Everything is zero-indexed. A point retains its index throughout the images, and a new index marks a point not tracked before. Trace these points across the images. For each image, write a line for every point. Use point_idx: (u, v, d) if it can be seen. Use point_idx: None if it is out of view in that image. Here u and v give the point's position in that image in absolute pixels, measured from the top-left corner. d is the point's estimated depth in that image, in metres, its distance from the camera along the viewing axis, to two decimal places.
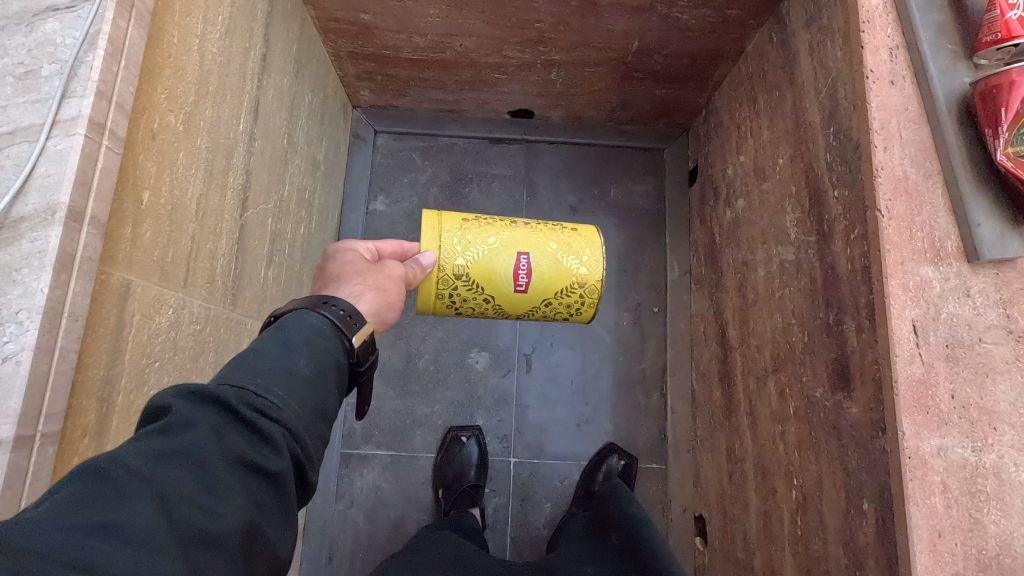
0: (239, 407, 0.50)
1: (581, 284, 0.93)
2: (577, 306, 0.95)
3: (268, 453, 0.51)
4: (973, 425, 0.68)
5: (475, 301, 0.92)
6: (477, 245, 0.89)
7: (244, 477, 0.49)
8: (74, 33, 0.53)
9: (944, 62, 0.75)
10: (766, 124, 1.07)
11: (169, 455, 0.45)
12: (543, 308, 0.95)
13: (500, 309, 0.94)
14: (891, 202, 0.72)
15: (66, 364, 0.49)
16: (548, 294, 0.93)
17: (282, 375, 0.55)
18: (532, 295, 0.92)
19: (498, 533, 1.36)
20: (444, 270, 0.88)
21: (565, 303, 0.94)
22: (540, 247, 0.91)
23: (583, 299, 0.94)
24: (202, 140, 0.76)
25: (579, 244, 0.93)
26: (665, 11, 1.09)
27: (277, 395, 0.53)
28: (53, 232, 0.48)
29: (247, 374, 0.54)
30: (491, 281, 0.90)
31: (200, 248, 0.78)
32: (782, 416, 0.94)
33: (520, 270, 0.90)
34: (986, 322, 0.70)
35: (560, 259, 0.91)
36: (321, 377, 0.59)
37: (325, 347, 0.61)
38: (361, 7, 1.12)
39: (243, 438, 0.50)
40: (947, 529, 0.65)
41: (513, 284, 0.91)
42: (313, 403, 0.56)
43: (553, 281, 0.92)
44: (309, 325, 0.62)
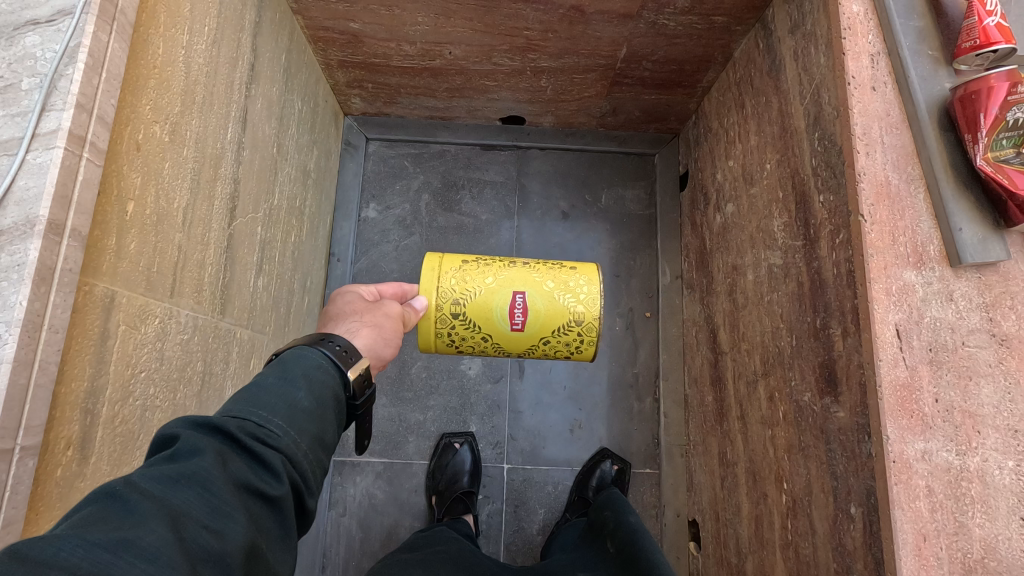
0: (241, 434, 0.52)
1: (580, 321, 0.91)
2: (577, 345, 0.93)
3: (269, 479, 0.51)
4: (957, 428, 0.68)
5: (475, 340, 0.92)
6: (475, 284, 0.90)
7: (247, 500, 0.49)
8: (54, 46, 0.54)
9: (924, 68, 0.75)
10: (753, 129, 1.07)
11: (178, 479, 0.45)
12: (543, 346, 0.93)
13: (499, 348, 0.94)
14: (874, 207, 0.72)
15: (46, 376, 0.49)
16: (546, 333, 0.92)
17: (281, 406, 0.57)
18: (530, 334, 0.92)
19: (492, 540, 1.36)
20: (441, 310, 0.89)
21: (564, 341, 0.92)
22: (536, 286, 0.91)
23: (582, 336, 0.92)
24: (188, 151, 0.76)
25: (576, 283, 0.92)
26: (653, 18, 1.10)
27: (278, 424, 0.55)
28: (32, 245, 0.48)
29: (247, 407, 0.55)
30: (489, 319, 0.90)
31: (187, 258, 0.78)
32: (772, 420, 0.95)
33: (516, 307, 0.90)
34: (969, 325, 0.71)
35: (556, 298, 0.91)
36: (319, 408, 0.60)
37: (322, 380, 0.63)
38: (350, 16, 1.13)
39: (246, 464, 0.51)
40: (932, 532, 0.65)
41: (510, 321, 0.91)
42: (311, 432, 0.57)
43: (549, 319, 0.91)
44: (307, 358, 0.64)
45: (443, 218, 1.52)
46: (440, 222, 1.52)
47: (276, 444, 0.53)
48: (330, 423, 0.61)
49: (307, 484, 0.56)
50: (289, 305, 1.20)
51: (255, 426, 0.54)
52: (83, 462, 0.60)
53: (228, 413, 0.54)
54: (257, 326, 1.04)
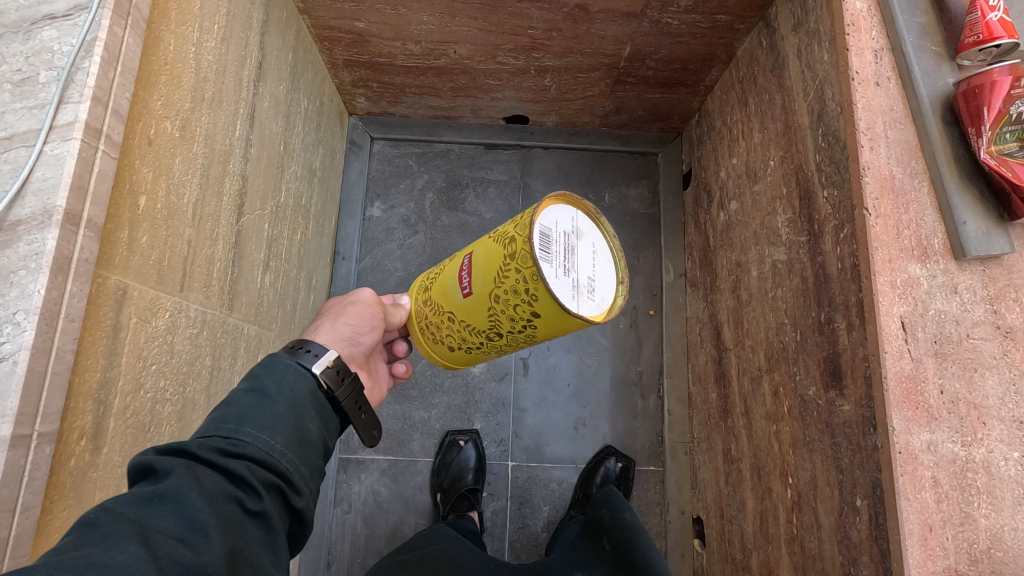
0: (212, 449, 0.53)
1: (513, 256, 0.67)
2: (526, 291, 0.67)
3: (246, 487, 0.52)
4: (962, 420, 0.69)
5: (449, 328, 0.83)
6: (443, 269, 0.84)
7: (226, 510, 0.50)
8: (71, 40, 0.54)
9: (927, 64, 0.76)
10: (757, 126, 1.08)
11: (151, 498, 0.46)
12: (497, 308, 0.72)
13: (470, 327, 0.79)
14: (878, 201, 0.73)
15: (62, 364, 0.50)
16: (490, 287, 0.72)
17: (252, 415, 0.57)
18: (476, 294, 0.75)
19: (497, 537, 1.36)
20: (418, 305, 0.88)
21: (512, 292, 0.69)
22: (480, 241, 0.76)
23: (523, 275, 0.66)
24: (197, 147, 0.77)
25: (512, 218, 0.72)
26: (656, 17, 1.10)
27: (248, 433, 0.56)
28: (50, 234, 0.49)
29: (215, 422, 0.56)
30: (445, 295, 0.81)
31: (197, 253, 0.79)
32: (777, 416, 0.95)
33: (462, 271, 0.77)
34: (973, 318, 0.71)
35: (490, 240, 0.73)
36: (294, 407, 0.61)
37: (295, 383, 0.62)
38: (356, 16, 1.14)
39: (219, 476, 0.52)
40: (938, 523, 0.66)
41: (460, 287, 0.78)
42: (286, 432, 0.58)
43: (487, 266, 0.72)
44: (277, 363, 0.64)
45: (447, 217, 1.53)
46: (444, 221, 1.53)
47: (247, 451, 0.54)
48: (309, 420, 0.61)
49: (290, 484, 0.57)
50: (294, 303, 1.20)
51: (223, 440, 0.54)
52: (96, 452, 0.61)
53: (196, 434, 0.55)
54: (264, 323, 1.04)
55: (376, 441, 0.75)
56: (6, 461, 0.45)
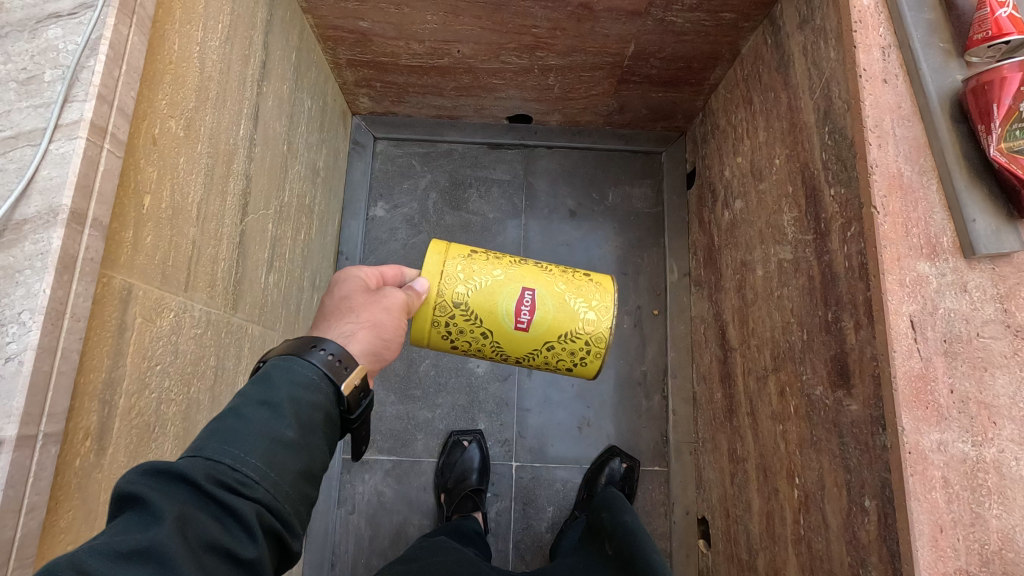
0: (214, 487, 0.48)
1: (588, 331, 0.89)
2: (581, 357, 0.91)
3: (242, 535, 0.48)
4: (973, 419, 0.68)
5: (474, 335, 0.88)
6: (484, 280, 0.86)
7: (214, 564, 0.46)
8: (76, 39, 0.54)
9: (936, 61, 0.75)
10: (762, 124, 1.07)
11: (131, 553, 0.42)
12: (544, 351, 0.90)
13: (497, 347, 0.90)
14: (886, 198, 0.72)
15: (68, 364, 0.50)
16: (549, 338, 0.89)
17: (262, 443, 0.53)
18: (532, 332, 0.88)
19: (501, 537, 1.36)
20: (444, 296, 0.86)
21: (568, 349, 0.90)
22: (547, 284, 0.89)
23: (588, 347, 0.90)
24: (202, 146, 0.77)
25: (589, 288, 0.91)
26: (661, 15, 1.10)
27: (255, 467, 0.51)
28: (55, 233, 0.49)
29: (221, 446, 0.51)
30: (492, 314, 0.87)
31: (201, 252, 0.79)
32: (783, 416, 0.94)
33: (522, 303, 0.87)
34: (983, 316, 0.71)
35: (567, 301, 0.89)
36: (305, 437, 0.56)
37: (308, 404, 0.58)
38: (360, 15, 1.14)
39: (216, 522, 0.47)
40: (949, 523, 0.65)
41: (513, 318, 0.87)
42: (294, 468, 0.54)
43: (556, 322, 0.88)
44: (293, 378, 0.59)
45: (450, 217, 1.52)
46: (447, 221, 1.52)
47: (251, 491, 0.50)
48: (318, 451, 0.57)
49: (289, 526, 0.53)
50: (298, 303, 1.20)
51: (228, 473, 0.50)
52: (101, 453, 0.61)
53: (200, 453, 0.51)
54: (268, 323, 1.04)
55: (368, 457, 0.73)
56: (11, 461, 0.45)
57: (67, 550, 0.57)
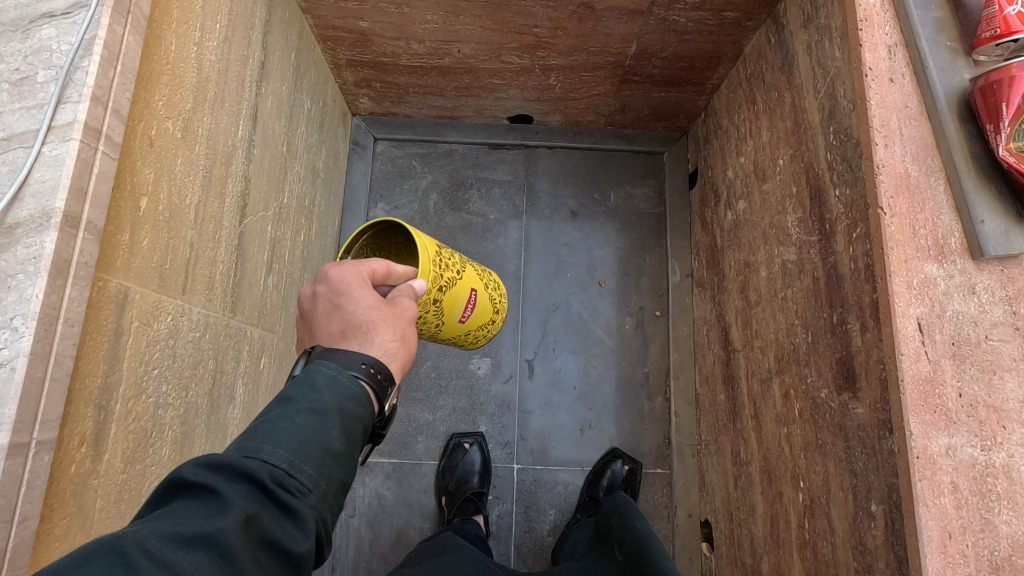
0: (270, 486, 0.46)
1: (496, 316, 1.13)
2: (485, 334, 1.12)
3: (296, 538, 0.47)
4: (982, 423, 0.67)
5: (431, 327, 0.90)
6: (451, 281, 0.89)
7: (267, 562, 0.44)
8: (70, 39, 0.53)
9: (943, 60, 0.74)
10: (765, 124, 1.06)
11: (193, 541, 0.41)
12: (464, 336, 1.04)
13: (437, 334, 0.96)
14: (893, 199, 0.71)
15: (62, 370, 0.49)
16: (474, 326, 1.04)
17: (315, 449, 0.51)
18: (466, 325, 1.00)
19: (503, 541, 1.35)
20: (430, 296, 0.83)
21: (479, 334, 1.09)
22: (480, 285, 1.02)
23: (487, 331, 1.12)
24: (200, 147, 0.76)
25: (493, 287, 1.12)
26: (663, 14, 1.09)
27: (309, 473, 0.50)
28: (49, 237, 0.48)
29: (275, 447, 0.49)
30: (453, 311, 0.92)
31: (199, 255, 0.78)
32: (787, 419, 0.94)
33: (468, 304, 0.97)
34: (992, 319, 0.70)
35: (487, 297, 1.06)
36: (350, 450, 0.55)
37: (356, 415, 0.56)
38: (359, 15, 1.13)
39: (273, 521, 0.46)
40: (958, 529, 0.64)
41: (460, 313, 0.96)
42: (339, 481, 0.53)
43: (481, 315, 1.04)
44: (344, 385, 0.57)
45: (450, 218, 1.52)
46: (448, 222, 1.51)
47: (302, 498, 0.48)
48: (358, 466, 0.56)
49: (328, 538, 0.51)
50: None
51: (284, 475, 0.48)
52: (97, 459, 0.60)
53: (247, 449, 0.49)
54: (268, 325, 1.03)
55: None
56: (3, 469, 0.44)
57: (63, 558, 0.56)
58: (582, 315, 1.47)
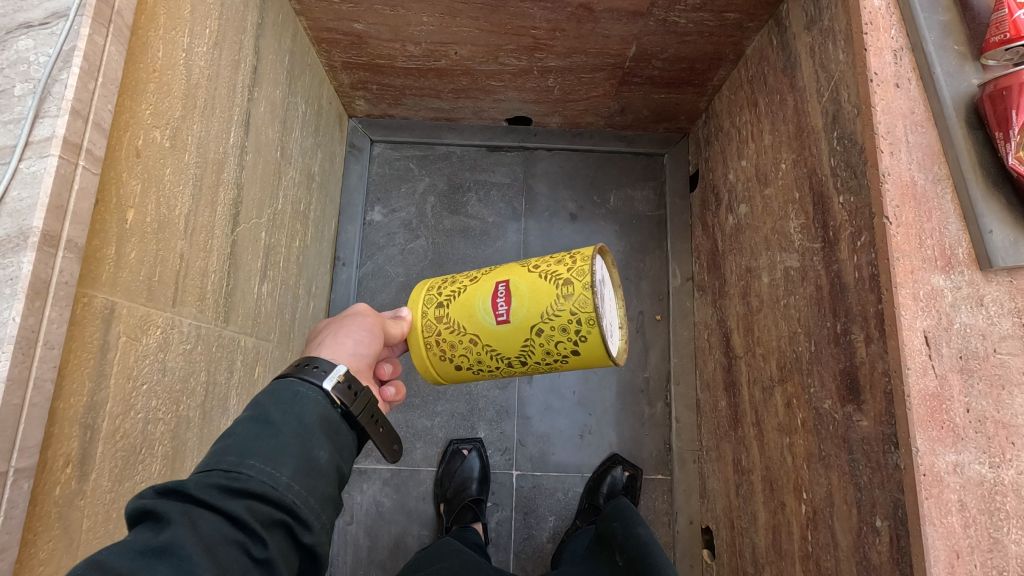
0: (211, 487, 0.49)
1: (569, 297, 0.72)
2: (578, 332, 0.73)
3: (249, 529, 0.49)
4: (990, 440, 0.65)
5: (465, 346, 0.79)
6: (460, 292, 0.79)
7: (225, 557, 0.47)
8: (48, 50, 0.52)
9: (951, 64, 0.72)
10: (767, 127, 1.04)
11: (144, 552, 0.44)
12: (541, 343, 0.75)
13: (493, 352, 0.78)
14: (898, 208, 0.69)
15: (41, 395, 0.47)
16: (536, 318, 0.74)
17: (255, 446, 0.53)
18: (517, 321, 0.75)
19: (501, 548, 1.34)
20: (425, 318, 0.81)
21: (561, 330, 0.73)
22: (520, 271, 0.76)
23: (578, 319, 0.72)
24: (189, 156, 0.74)
25: (565, 261, 0.74)
26: (663, 15, 1.07)
27: (252, 465, 0.51)
28: (26, 257, 0.46)
29: (218, 454, 0.52)
30: (471, 316, 0.77)
31: (190, 266, 0.76)
32: (790, 428, 0.92)
33: (497, 296, 0.76)
34: (1000, 332, 0.68)
35: (541, 277, 0.74)
36: (300, 436, 0.55)
37: (300, 408, 0.57)
38: (353, 17, 1.11)
39: (219, 518, 0.48)
40: (965, 549, 0.63)
41: (495, 313, 0.76)
42: (292, 465, 0.53)
43: (535, 301, 0.74)
44: (285, 389, 0.59)
45: (448, 221, 1.50)
46: (446, 225, 1.50)
47: (250, 488, 0.50)
48: (319, 447, 0.56)
49: (300, 520, 0.52)
50: (294, 312, 1.18)
51: (225, 475, 0.50)
52: (83, 479, 0.59)
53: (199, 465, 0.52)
54: (262, 334, 1.02)
55: (399, 455, 0.69)
56: None
57: None
58: None
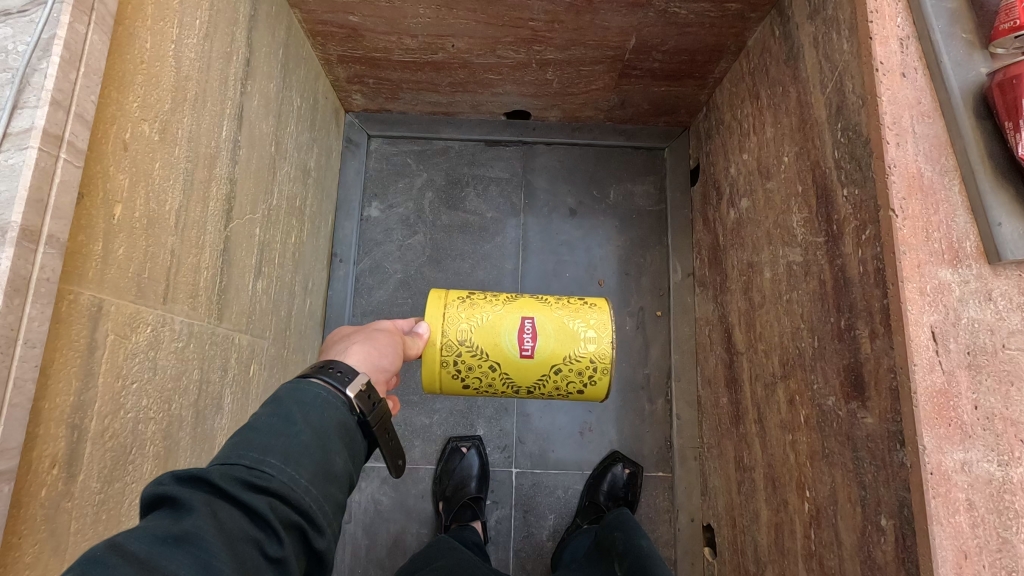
0: (233, 480, 0.47)
1: (591, 347, 0.86)
2: (590, 375, 0.87)
3: (268, 526, 0.47)
4: (998, 437, 0.64)
5: (481, 370, 0.85)
6: (487, 320, 0.85)
7: (243, 554, 0.45)
8: (26, 39, 0.51)
9: (958, 53, 0.71)
10: (769, 120, 1.03)
11: (166, 538, 0.43)
12: (554, 376, 0.86)
13: (506, 379, 0.87)
14: (905, 201, 0.68)
15: (22, 395, 0.46)
16: (557, 359, 0.85)
17: (278, 442, 0.51)
18: (540, 359, 0.85)
19: (501, 546, 1.33)
20: (447, 337, 0.84)
21: (576, 371, 0.86)
22: (545, 310, 0.87)
23: (594, 365, 0.86)
24: (180, 150, 0.73)
25: (585, 311, 0.88)
26: (663, 6, 1.05)
27: (274, 462, 0.50)
28: (4, 252, 0.45)
29: (239, 448, 0.50)
30: (497, 346, 0.84)
31: (181, 262, 0.75)
32: (793, 425, 0.91)
33: (524, 332, 0.85)
34: (1009, 327, 0.66)
35: (567, 322, 0.86)
36: (321, 439, 0.54)
37: (321, 411, 0.56)
38: (348, 9, 1.09)
39: (239, 513, 0.47)
40: (974, 549, 0.61)
41: (519, 347, 0.85)
42: (312, 467, 0.52)
43: (560, 343, 0.85)
44: (306, 390, 0.57)
45: (446, 217, 1.48)
46: (444, 221, 1.48)
47: (271, 484, 0.48)
48: (337, 453, 0.55)
49: (315, 525, 0.51)
50: (290, 309, 1.16)
51: (247, 469, 0.49)
52: (70, 480, 0.57)
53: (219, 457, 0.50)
54: (257, 331, 1.00)
55: (402, 472, 0.67)
56: None
57: None
58: None
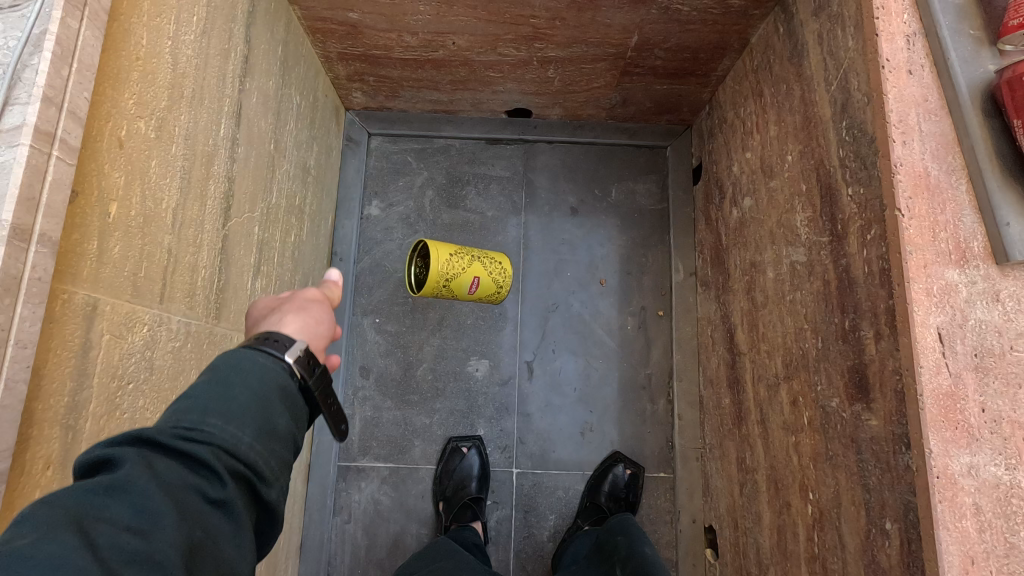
0: (169, 437, 0.45)
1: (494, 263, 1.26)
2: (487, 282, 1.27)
3: (210, 478, 0.45)
4: (1006, 441, 0.63)
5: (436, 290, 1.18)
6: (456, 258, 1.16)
7: (185, 504, 0.43)
8: (18, 34, 0.50)
9: (967, 49, 0.69)
10: (772, 118, 1.02)
11: (97, 490, 0.40)
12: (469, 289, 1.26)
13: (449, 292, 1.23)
14: (911, 200, 0.67)
15: (14, 397, 0.45)
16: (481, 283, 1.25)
17: (217, 401, 0.49)
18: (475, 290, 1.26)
19: (502, 546, 1.32)
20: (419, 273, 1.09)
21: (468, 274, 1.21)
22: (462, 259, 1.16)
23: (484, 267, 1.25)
24: (176, 148, 0.72)
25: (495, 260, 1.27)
26: (665, 3, 1.04)
27: (213, 421, 0.47)
28: None
29: (175, 414, 0.47)
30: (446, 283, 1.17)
31: (178, 261, 0.74)
32: (796, 427, 0.90)
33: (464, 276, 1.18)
34: (1018, 329, 0.65)
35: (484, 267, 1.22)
36: (263, 399, 0.51)
37: (262, 369, 0.53)
38: (348, 6, 1.08)
39: (177, 464, 0.44)
40: (980, 554, 0.60)
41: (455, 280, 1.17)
42: (255, 424, 0.49)
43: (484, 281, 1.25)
44: (242, 357, 0.54)
45: (447, 215, 1.48)
46: (444, 220, 1.47)
47: (213, 438, 0.46)
48: (280, 414, 0.53)
49: (262, 477, 0.49)
50: None
51: (184, 430, 0.46)
52: (65, 482, 0.57)
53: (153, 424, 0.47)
54: None
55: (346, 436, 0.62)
56: None
57: None
58: (582, 315, 1.43)
